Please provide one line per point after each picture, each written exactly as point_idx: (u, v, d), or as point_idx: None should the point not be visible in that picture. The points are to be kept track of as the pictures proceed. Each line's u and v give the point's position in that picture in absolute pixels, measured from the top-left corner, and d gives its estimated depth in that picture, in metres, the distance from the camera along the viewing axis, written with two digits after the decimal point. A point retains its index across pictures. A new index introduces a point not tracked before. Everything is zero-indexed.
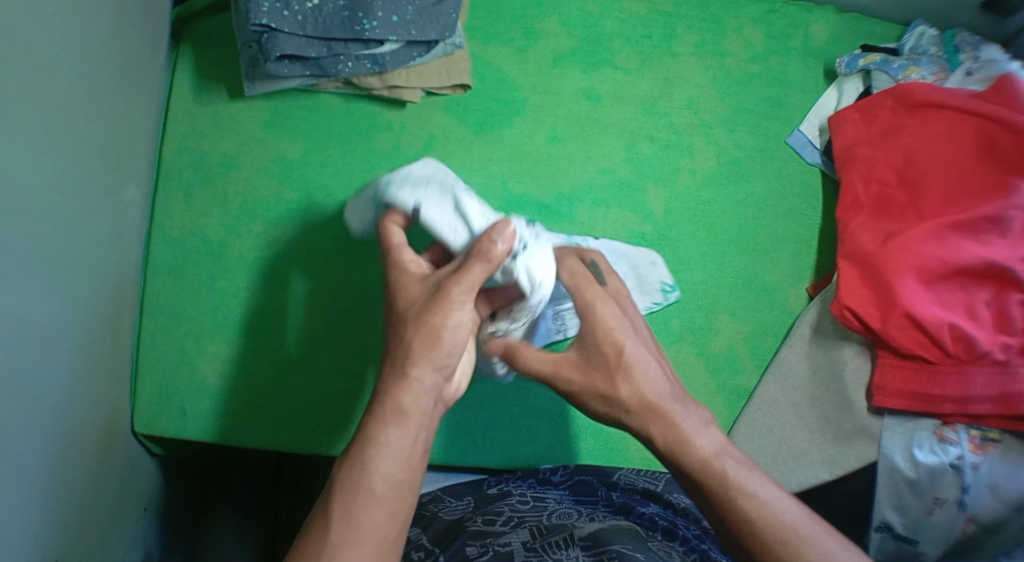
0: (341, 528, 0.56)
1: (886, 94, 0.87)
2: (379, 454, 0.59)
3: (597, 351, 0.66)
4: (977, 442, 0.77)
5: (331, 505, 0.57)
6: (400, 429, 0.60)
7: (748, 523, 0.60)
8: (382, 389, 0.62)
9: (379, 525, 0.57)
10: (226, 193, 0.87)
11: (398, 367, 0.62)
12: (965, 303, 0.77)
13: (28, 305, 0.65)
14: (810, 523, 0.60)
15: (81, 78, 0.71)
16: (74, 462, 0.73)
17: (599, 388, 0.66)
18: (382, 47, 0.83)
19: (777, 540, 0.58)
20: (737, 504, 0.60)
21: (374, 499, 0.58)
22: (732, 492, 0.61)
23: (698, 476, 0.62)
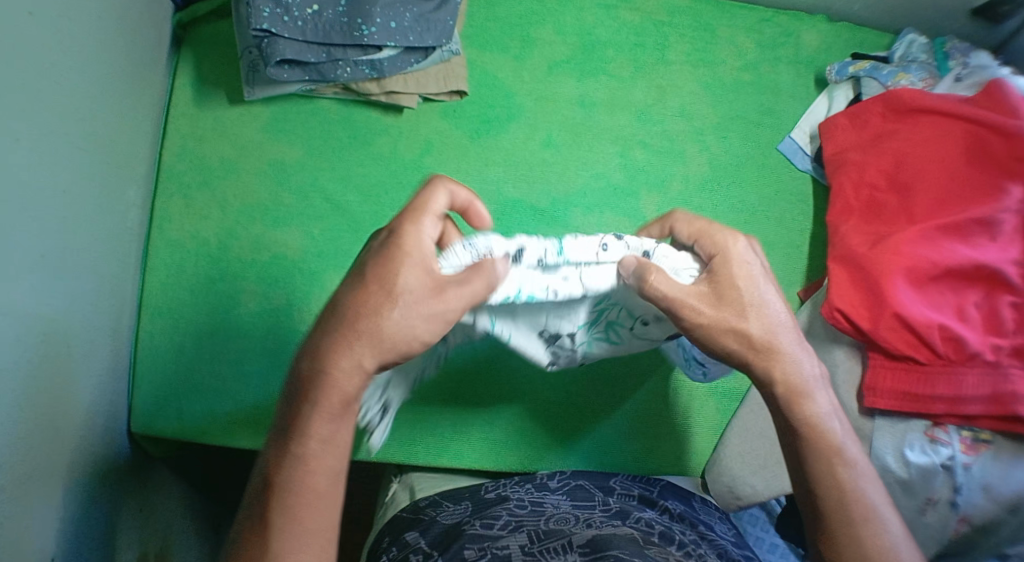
0: (280, 534, 0.56)
1: (876, 100, 0.89)
2: (318, 451, 0.58)
3: (732, 294, 0.63)
4: (969, 442, 0.77)
5: (269, 506, 0.57)
6: (333, 419, 0.58)
7: (837, 496, 0.63)
8: (308, 372, 0.58)
9: (315, 523, 0.57)
10: (224, 196, 0.88)
11: (335, 349, 0.58)
12: (956, 304, 0.78)
13: (28, 299, 0.66)
14: (890, 519, 0.64)
15: (84, 78, 0.73)
16: (70, 459, 0.74)
17: (721, 329, 0.63)
18: (380, 53, 0.85)
19: (857, 524, 0.63)
20: (835, 477, 0.64)
21: (309, 495, 0.57)
22: (833, 463, 0.64)
23: (803, 431, 0.65)
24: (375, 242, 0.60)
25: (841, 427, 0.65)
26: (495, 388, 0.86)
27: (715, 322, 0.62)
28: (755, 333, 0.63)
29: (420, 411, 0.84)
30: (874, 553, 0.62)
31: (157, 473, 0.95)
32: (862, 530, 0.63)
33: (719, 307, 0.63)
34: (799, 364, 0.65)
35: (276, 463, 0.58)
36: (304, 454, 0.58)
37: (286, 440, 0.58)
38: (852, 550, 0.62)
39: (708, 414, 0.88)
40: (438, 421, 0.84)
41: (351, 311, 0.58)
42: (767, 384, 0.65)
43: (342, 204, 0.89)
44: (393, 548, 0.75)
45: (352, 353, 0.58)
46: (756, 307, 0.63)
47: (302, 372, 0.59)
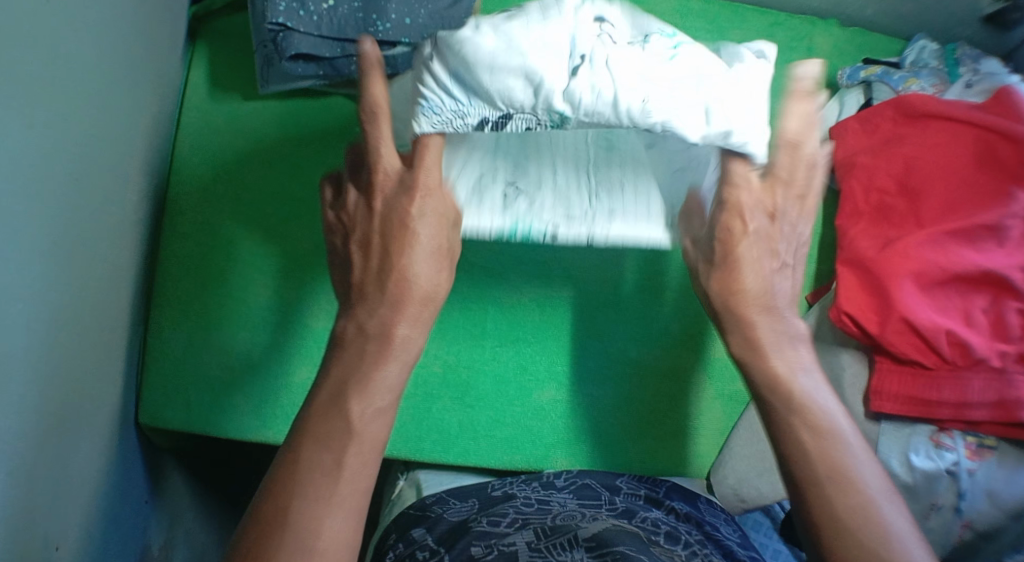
0: (336, 477, 0.56)
1: (890, 103, 0.88)
2: (390, 405, 0.60)
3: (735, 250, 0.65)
4: (974, 447, 0.77)
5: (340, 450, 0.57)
6: (402, 372, 0.61)
7: (800, 450, 0.62)
8: (393, 291, 0.61)
9: (360, 474, 0.57)
10: (236, 188, 0.89)
11: (407, 304, 0.61)
12: (962, 309, 0.79)
13: (43, 285, 0.66)
14: (866, 472, 0.61)
15: (100, 69, 0.73)
16: (80, 447, 0.74)
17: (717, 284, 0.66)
18: (395, 49, 0.84)
19: (824, 477, 0.60)
20: (798, 432, 0.62)
21: (367, 446, 0.58)
22: (795, 416, 0.63)
23: (766, 388, 0.65)
24: (405, 202, 0.60)
25: (809, 381, 0.65)
26: (502, 387, 0.86)
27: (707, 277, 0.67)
28: (744, 296, 0.66)
29: (430, 407, 0.85)
30: (840, 509, 0.59)
31: (164, 464, 0.95)
32: (826, 488, 0.60)
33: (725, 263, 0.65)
34: (779, 324, 0.66)
35: (352, 406, 0.58)
36: (381, 405, 0.59)
37: (360, 385, 0.59)
38: (817, 503, 0.60)
39: (715, 416, 0.88)
40: (445, 419, 0.85)
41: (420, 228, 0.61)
42: (731, 344, 0.67)
43: None
44: (399, 545, 0.75)
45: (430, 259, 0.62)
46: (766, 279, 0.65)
47: (383, 293, 0.61)
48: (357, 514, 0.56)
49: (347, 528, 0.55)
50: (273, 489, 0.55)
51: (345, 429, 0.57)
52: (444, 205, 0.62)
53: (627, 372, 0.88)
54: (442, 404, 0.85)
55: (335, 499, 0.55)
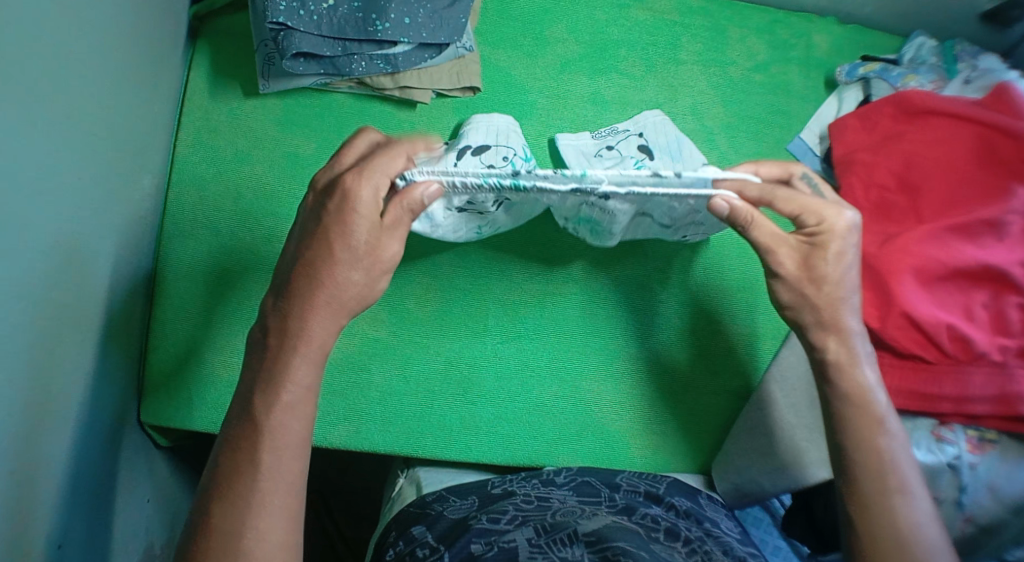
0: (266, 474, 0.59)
1: (886, 101, 0.89)
2: (302, 400, 0.62)
3: (824, 268, 0.67)
4: (976, 441, 0.77)
5: (257, 451, 0.60)
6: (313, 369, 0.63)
7: (871, 463, 0.66)
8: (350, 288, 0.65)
9: (278, 471, 0.60)
10: (238, 187, 0.89)
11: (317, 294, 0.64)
12: (963, 304, 0.79)
13: (43, 283, 0.66)
14: (921, 495, 0.65)
15: (101, 68, 0.74)
16: (80, 443, 0.74)
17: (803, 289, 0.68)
18: (395, 48, 0.86)
19: (890, 493, 0.65)
20: (872, 446, 0.67)
21: (294, 436, 0.61)
22: (876, 435, 0.67)
23: (853, 401, 0.68)
24: (327, 202, 0.65)
25: (884, 402, 0.68)
26: (505, 385, 0.86)
27: (793, 278, 0.69)
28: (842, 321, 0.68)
29: (431, 404, 0.85)
30: (906, 527, 0.64)
31: (166, 463, 0.95)
32: (893, 501, 0.65)
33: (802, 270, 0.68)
34: (854, 338, 0.69)
35: (258, 408, 0.61)
36: (288, 402, 0.62)
37: (269, 389, 0.62)
38: (882, 519, 0.64)
39: (716, 414, 0.88)
40: (446, 415, 0.85)
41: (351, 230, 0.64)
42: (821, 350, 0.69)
43: None
44: (399, 542, 0.75)
45: (365, 268, 0.65)
46: (834, 284, 0.68)
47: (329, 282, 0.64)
48: (289, 508, 0.60)
49: (285, 521, 0.59)
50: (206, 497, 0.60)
51: (253, 430, 0.61)
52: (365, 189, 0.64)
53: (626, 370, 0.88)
54: (443, 400, 0.85)
55: (264, 494, 0.59)
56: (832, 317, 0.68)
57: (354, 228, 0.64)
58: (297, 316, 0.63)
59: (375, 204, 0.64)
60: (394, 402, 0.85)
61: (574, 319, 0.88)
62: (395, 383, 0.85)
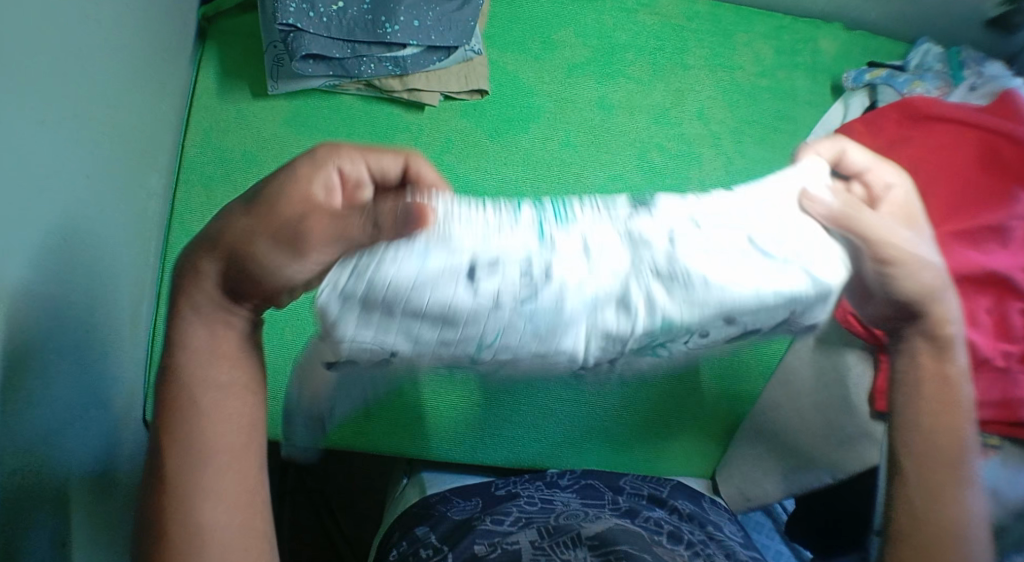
0: (193, 459, 0.56)
1: (891, 107, 0.90)
2: (212, 368, 0.58)
3: (911, 234, 0.68)
4: (979, 447, 0.77)
5: (179, 431, 0.57)
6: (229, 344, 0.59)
7: (949, 453, 0.66)
8: (280, 266, 0.56)
9: (221, 450, 0.57)
10: (245, 188, 0.89)
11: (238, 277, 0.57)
12: (968, 310, 0.78)
13: (51, 280, 0.66)
14: (979, 489, 0.67)
15: (110, 67, 0.74)
16: (88, 441, 0.75)
17: (913, 270, 0.65)
18: (404, 50, 0.87)
19: (966, 484, 0.66)
20: (950, 433, 0.67)
21: (237, 423, 0.58)
22: (965, 421, 0.68)
23: (954, 384, 0.68)
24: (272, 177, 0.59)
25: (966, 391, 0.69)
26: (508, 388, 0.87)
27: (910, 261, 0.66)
28: (931, 307, 0.67)
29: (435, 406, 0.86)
30: (959, 517, 0.65)
31: None
32: (966, 493, 0.66)
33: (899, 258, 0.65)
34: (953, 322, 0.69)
35: (179, 386, 0.58)
36: (214, 380, 0.58)
37: (177, 366, 0.58)
38: (956, 510, 0.65)
39: (719, 419, 0.88)
40: (448, 417, 0.85)
41: (297, 192, 0.56)
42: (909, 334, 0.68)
43: None
44: (403, 543, 0.75)
45: (300, 237, 0.55)
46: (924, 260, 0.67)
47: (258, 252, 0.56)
48: (243, 488, 0.57)
49: (229, 511, 0.56)
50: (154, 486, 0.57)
51: (175, 411, 0.57)
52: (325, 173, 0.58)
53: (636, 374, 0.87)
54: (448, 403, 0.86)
55: (196, 482, 0.56)
56: (930, 299, 0.67)
57: (300, 187, 0.56)
58: (197, 277, 0.58)
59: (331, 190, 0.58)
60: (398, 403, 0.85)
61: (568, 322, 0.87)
62: None
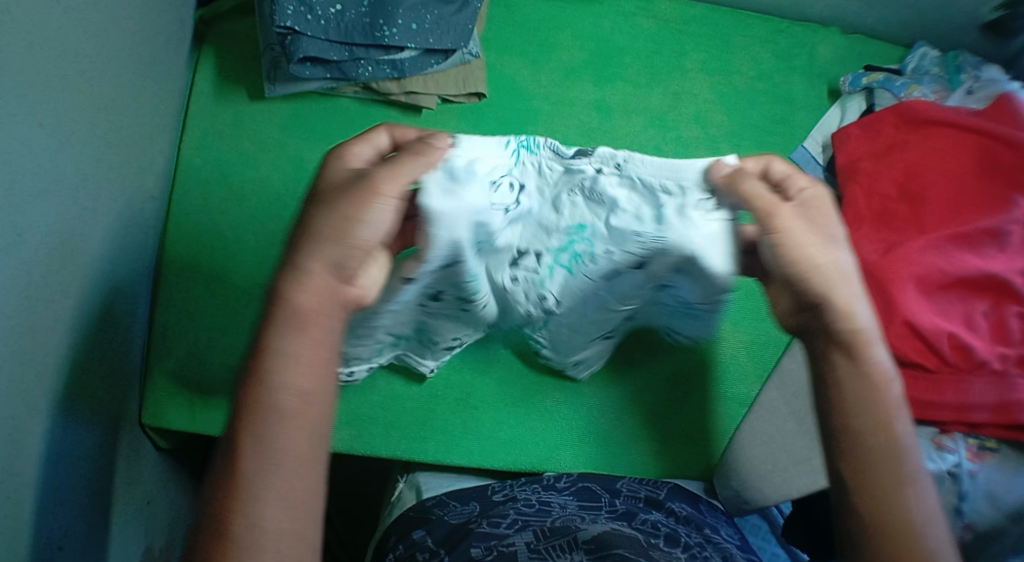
0: (255, 454, 0.52)
1: (889, 110, 0.90)
2: (309, 368, 0.55)
3: (827, 227, 0.63)
4: (975, 450, 0.77)
5: (244, 429, 0.53)
6: (323, 345, 0.56)
7: (875, 426, 0.60)
8: (359, 236, 0.58)
9: (292, 444, 0.53)
10: (243, 191, 0.89)
11: (314, 260, 0.57)
12: (964, 313, 0.79)
13: (46, 284, 0.66)
14: (926, 473, 0.60)
15: (106, 69, 0.73)
16: (84, 445, 0.74)
17: (804, 242, 0.61)
18: (402, 53, 0.87)
19: (890, 466, 0.59)
20: (876, 412, 0.60)
21: (294, 416, 0.54)
22: (887, 394, 0.61)
23: (865, 366, 0.61)
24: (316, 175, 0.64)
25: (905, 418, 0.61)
26: (509, 391, 0.87)
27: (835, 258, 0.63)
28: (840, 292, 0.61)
29: (434, 409, 0.86)
30: (904, 511, 0.57)
31: (166, 466, 0.95)
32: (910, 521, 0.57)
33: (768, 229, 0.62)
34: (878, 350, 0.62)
35: (248, 384, 0.54)
36: (300, 379, 0.54)
37: (257, 366, 0.54)
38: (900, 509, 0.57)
39: (716, 420, 0.88)
40: (449, 419, 0.85)
41: (334, 174, 0.62)
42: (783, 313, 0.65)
43: None
44: (400, 546, 0.75)
45: (334, 218, 0.57)
46: (829, 243, 0.62)
47: (336, 227, 0.58)
48: (291, 494, 0.52)
49: (285, 513, 0.51)
50: (214, 493, 0.52)
51: (247, 410, 0.53)
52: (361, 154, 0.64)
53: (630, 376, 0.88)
54: (448, 405, 0.86)
55: (252, 487, 0.51)
56: (825, 277, 0.61)
57: (336, 172, 0.62)
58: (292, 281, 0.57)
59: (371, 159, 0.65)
60: (397, 406, 0.85)
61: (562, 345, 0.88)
62: (400, 388, 0.86)
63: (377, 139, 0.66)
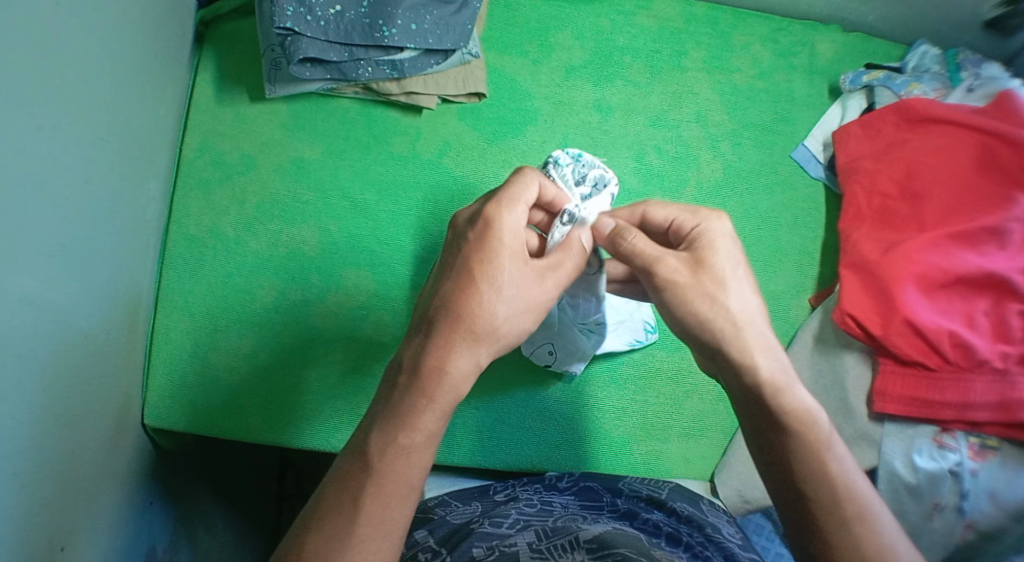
0: (371, 521, 0.56)
1: (890, 109, 0.90)
2: (418, 446, 0.59)
3: (715, 267, 0.64)
4: (977, 448, 0.77)
5: (363, 493, 0.57)
6: (437, 420, 0.59)
7: (830, 495, 0.61)
8: (505, 329, 0.62)
9: (396, 519, 0.57)
10: (244, 192, 0.89)
11: (456, 352, 0.60)
12: (965, 312, 0.79)
13: (47, 285, 0.66)
14: (882, 510, 0.62)
15: (107, 71, 0.74)
16: (87, 446, 0.75)
17: (693, 300, 0.63)
18: (401, 54, 0.87)
19: (850, 524, 0.60)
20: (826, 476, 0.61)
21: (412, 489, 0.59)
22: (825, 458, 0.62)
23: (789, 428, 0.62)
24: (469, 231, 0.63)
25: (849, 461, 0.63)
26: (509, 391, 0.87)
27: (692, 287, 0.63)
28: (741, 345, 0.63)
29: None
30: (870, 554, 0.59)
31: (170, 466, 0.95)
32: None
33: (699, 272, 0.64)
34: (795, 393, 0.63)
35: (372, 449, 0.58)
36: (404, 446, 0.58)
37: (389, 428, 0.59)
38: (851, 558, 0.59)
39: (717, 418, 0.89)
40: (449, 419, 0.85)
41: (514, 278, 0.62)
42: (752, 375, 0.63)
43: (362, 203, 0.90)
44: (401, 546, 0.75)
45: (512, 301, 0.62)
46: (718, 287, 0.63)
47: (465, 315, 0.60)
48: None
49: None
50: (307, 531, 0.57)
51: (364, 468, 0.58)
52: (513, 221, 0.63)
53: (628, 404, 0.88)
54: None
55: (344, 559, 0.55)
56: (718, 334, 0.63)
57: (511, 276, 0.62)
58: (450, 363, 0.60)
59: (516, 237, 0.63)
60: None
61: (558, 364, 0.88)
62: None
63: (521, 207, 0.63)
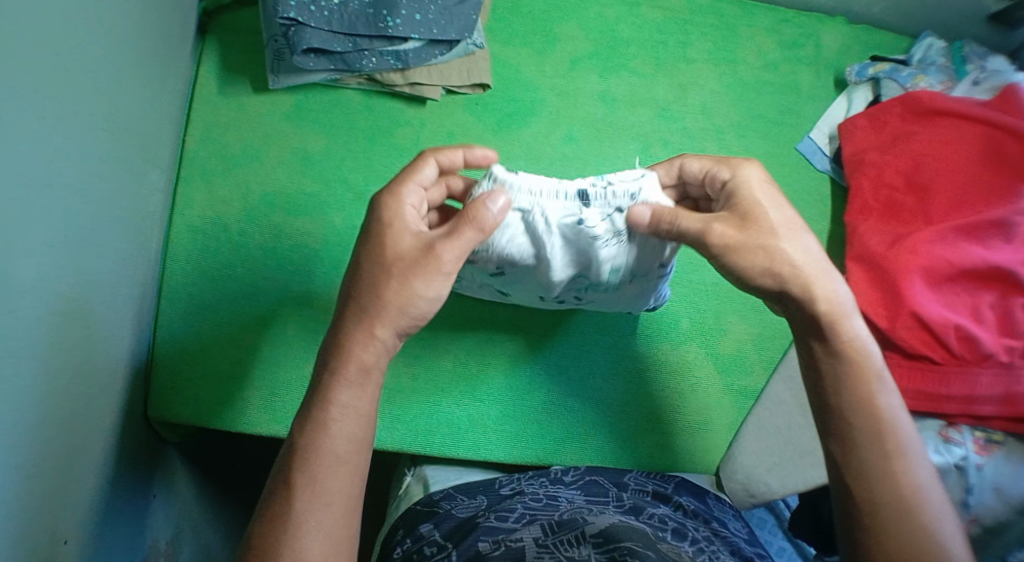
0: (307, 494, 0.56)
1: (895, 101, 0.89)
2: (341, 417, 0.58)
3: (758, 218, 0.63)
4: (982, 442, 0.77)
5: (293, 471, 0.57)
6: (362, 391, 0.59)
7: (885, 473, 0.60)
8: (388, 294, 0.60)
9: (339, 489, 0.57)
10: (246, 183, 0.88)
11: (365, 326, 0.60)
12: (971, 305, 0.79)
13: (54, 277, 0.66)
14: (925, 455, 0.61)
15: (111, 61, 0.73)
16: (90, 440, 0.74)
17: (749, 254, 0.62)
18: (406, 44, 0.87)
19: (892, 458, 0.60)
20: (862, 413, 0.62)
21: (344, 460, 0.58)
22: (870, 393, 0.62)
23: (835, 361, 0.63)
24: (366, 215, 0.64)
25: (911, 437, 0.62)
26: (515, 380, 0.87)
27: (742, 245, 0.62)
28: (796, 279, 0.63)
29: (439, 401, 0.85)
30: (904, 498, 0.59)
31: (173, 459, 0.95)
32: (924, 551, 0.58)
33: (746, 229, 0.63)
34: (865, 363, 0.63)
35: (297, 430, 0.59)
36: (327, 422, 0.58)
37: (309, 405, 0.59)
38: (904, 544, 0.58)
39: (722, 413, 0.88)
40: (456, 412, 0.85)
41: (396, 245, 0.61)
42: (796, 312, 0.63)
43: (365, 195, 0.89)
44: (407, 540, 0.75)
45: (403, 273, 0.60)
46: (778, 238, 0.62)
47: (363, 292, 0.61)
48: (328, 536, 0.55)
49: (326, 548, 0.55)
50: (260, 519, 0.57)
51: (291, 449, 0.58)
52: (402, 200, 0.63)
53: (634, 397, 0.87)
54: (454, 397, 0.85)
55: (286, 543, 0.55)
56: (779, 281, 0.63)
57: (396, 242, 0.61)
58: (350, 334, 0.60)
59: (405, 215, 0.63)
60: (399, 400, 0.85)
61: (564, 348, 0.88)
62: (402, 380, 0.85)
63: (414, 189, 0.65)
